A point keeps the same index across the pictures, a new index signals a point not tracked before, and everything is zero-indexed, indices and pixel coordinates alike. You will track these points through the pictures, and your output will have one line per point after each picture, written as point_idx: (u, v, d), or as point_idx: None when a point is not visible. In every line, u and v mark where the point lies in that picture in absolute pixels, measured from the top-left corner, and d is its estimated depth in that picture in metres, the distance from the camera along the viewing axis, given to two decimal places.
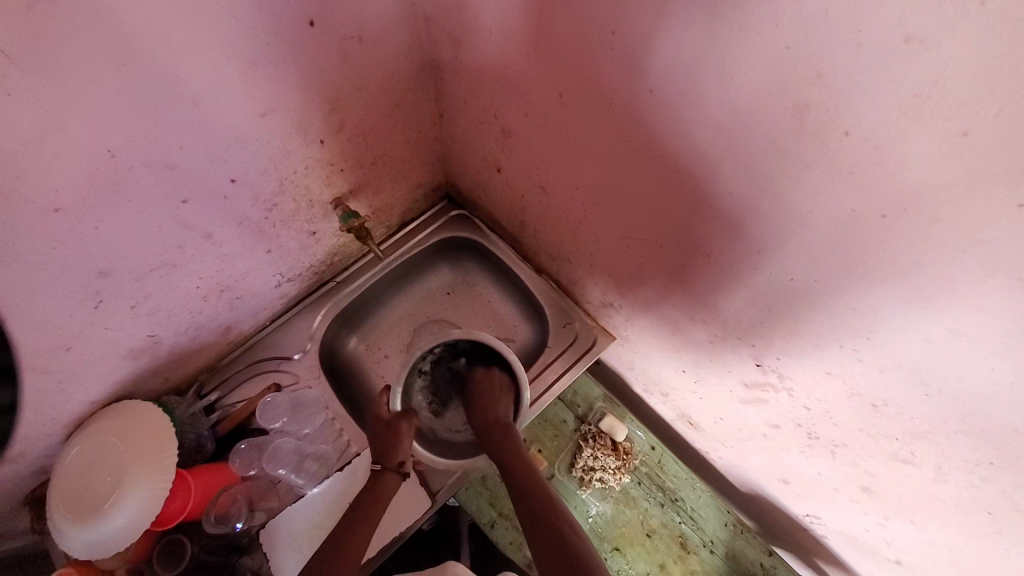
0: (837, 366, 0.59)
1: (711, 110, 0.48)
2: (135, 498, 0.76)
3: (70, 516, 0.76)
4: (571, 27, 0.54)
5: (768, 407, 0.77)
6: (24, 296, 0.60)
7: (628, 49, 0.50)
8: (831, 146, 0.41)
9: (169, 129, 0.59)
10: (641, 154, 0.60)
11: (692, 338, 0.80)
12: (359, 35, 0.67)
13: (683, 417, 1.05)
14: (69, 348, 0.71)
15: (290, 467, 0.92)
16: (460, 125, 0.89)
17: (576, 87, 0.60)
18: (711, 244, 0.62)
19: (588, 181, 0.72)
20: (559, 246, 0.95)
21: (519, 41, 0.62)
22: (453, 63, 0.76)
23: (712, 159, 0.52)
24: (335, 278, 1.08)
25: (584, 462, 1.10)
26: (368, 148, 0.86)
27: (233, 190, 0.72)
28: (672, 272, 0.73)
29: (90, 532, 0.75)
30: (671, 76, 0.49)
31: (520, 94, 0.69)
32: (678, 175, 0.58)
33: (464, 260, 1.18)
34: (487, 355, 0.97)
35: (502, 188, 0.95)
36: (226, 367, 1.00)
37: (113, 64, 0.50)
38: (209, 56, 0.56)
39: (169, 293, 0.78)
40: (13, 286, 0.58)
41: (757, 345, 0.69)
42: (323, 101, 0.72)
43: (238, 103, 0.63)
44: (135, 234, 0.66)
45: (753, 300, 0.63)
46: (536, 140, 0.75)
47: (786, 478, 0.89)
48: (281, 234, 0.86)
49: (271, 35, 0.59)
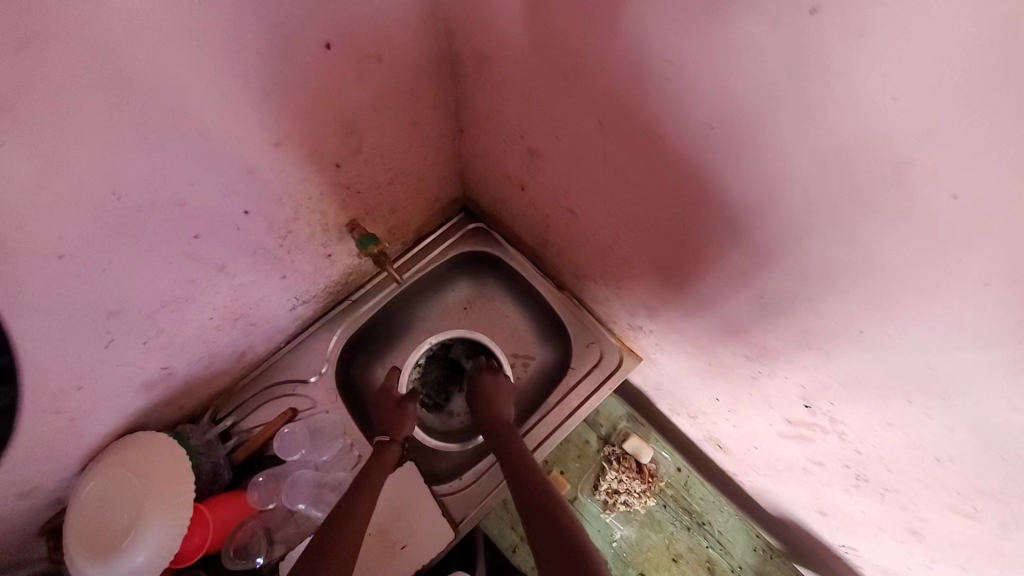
0: (899, 417, 0.55)
1: (773, 152, 0.43)
2: (161, 536, 0.74)
3: (93, 557, 0.72)
4: (614, 56, 0.49)
5: (811, 445, 0.73)
6: (31, 345, 0.57)
7: (689, 83, 0.45)
8: (920, 201, 0.36)
9: (178, 166, 0.55)
10: (686, 189, 0.56)
11: (731, 371, 0.76)
12: (378, 54, 0.63)
13: (710, 439, 1.01)
14: (80, 388, 0.68)
15: (309, 501, 0.88)
16: (481, 141, 0.84)
17: (616, 115, 0.55)
18: (761, 283, 0.57)
19: (623, 208, 0.68)
20: (585, 266, 0.90)
21: (552, 65, 0.57)
22: (478, 80, 0.71)
23: (772, 201, 0.47)
24: (350, 296, 1.04)
25: (608, 485, 1.07)
26: (385, 167, 0.82)
27: (247, 221, 0.68)
28: (710, 305, 0.69)
29: (124, 563, 0.72)
30: (728, 115, 0.44)
31: (552, 116, 0.64)
32: (728, 213, 0.53)
33: (483, 274, 1.13)
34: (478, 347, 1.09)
35: (525, 207, 0.90)
36: (242, 390, 0.97)
37: (116, 104, 0.45)
38: (220, 87, 0.52)
39: (181, 327, 0.74)
40: (19, 335, 0.55)
41: (807, 388, 0.64)
42: (338, 125, 0.68)
43: (251, 132, 0.59)
44: (145, 273, 0.62)
45: (807, 345, 0.58)
46: (567, 163, 0.70)
47: (823, 509, 0.86)
48: (295, 259, 0.83)
49: (285, 61, 0.54)
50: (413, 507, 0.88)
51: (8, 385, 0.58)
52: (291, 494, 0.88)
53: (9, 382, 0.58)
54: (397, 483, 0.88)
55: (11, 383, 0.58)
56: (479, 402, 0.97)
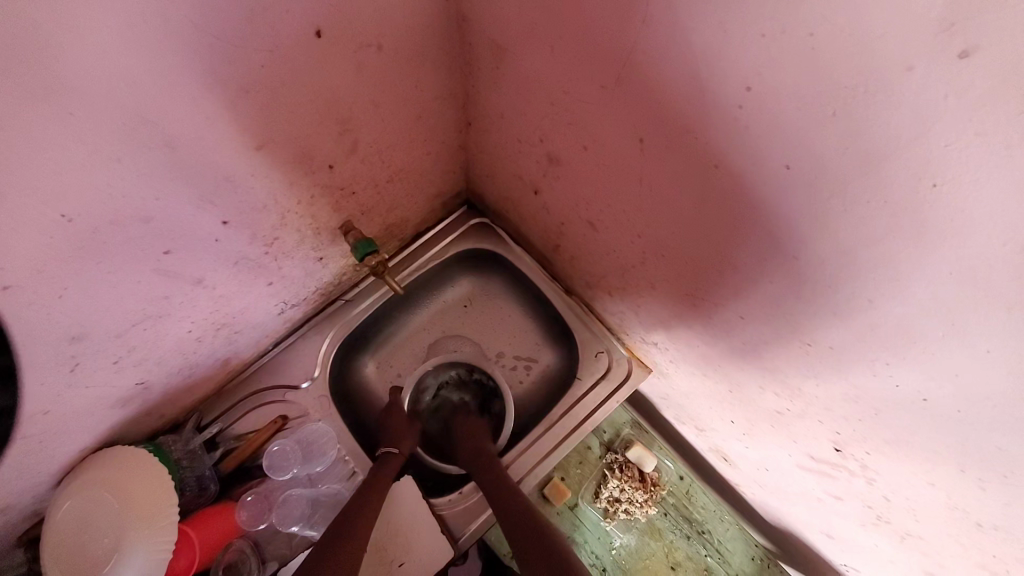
0: (945, 479, 0.51)
1: (849, 203, 0.37)
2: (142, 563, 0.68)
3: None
4: (671, 71, 0.40)
5: (834, 481, 0.70)
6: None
7: (766, 115, 0.37)
8: None
9: (141, 178, 0.47)
10: (732, 223, 0.48)
11: (755, 403, 0.71)
12: (379, 42, 0.54)
13: (716, 451, 0.97)
14: (47, 412, 0.61)
15: (302, 521, 0.83)
16: (493, 138, 0.76)
17: (662, 136, 0.47)
18: (811, 330, 0.51)
19: (655, 229, 0.60)
20: (599, 277, 0.84)
21: (589, 71, 0.48)
22: (493, 73, 0.62)
23: (840, 253, 0.41)
24: (343, 296, 0.97)
25: (609, 494, 1.04)
26: (384, 165, 0.73)
27: (226, 232, 0.61)
28: (739, 339, 0.63)
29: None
30: (803, 156, 0.37)
31: (581, 123, 0.56)
32: (788, 260, 0.46)
33: (485, 270, 1.05)
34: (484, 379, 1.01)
35: (537, 211, 0.83)
36: (227, 394, 0.90)
37: (56, 112, 0.37)
38: (188, 86, 0.43)
39: (158, 343, 0.67)
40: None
41: (841, 434, 0.60)
42: (332, 122, 0.59)
43: (228, 135, 0.50)
44: (111, 294, 0.54)
45: (854, 398, 0.53)
46: (596, 173, 0.61)
47: (831, 533, 0.83)
48: (283, 265, 0.76)
49: (266, 54, 0.46)
50: (413, 523, 0.83)
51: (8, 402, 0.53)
52: (285, 514, 0.83)
53: (10, 397, 0.53)
54: (398, 498, 0.84)
55: (11, 398, 0.54)
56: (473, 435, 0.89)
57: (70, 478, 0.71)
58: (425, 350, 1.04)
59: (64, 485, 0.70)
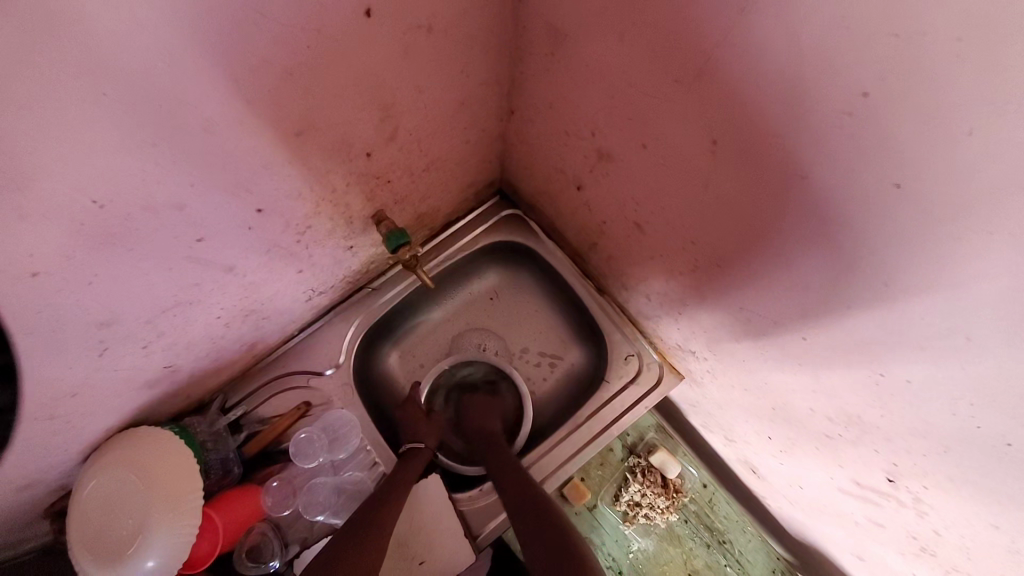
0: (1014, 525, 0.48)
1: (967, 234, 0.33)
2: (153, 567, 0.67)
3: (107, 558, 0.67)
4: (763, 66, 0.36)
5: (878, 509, 0.66)
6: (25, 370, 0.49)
7: (878, 128, 0.33)
8: None
9: (175, 163, 0.44)
10: (810, 240, 0.44)
11: (800, 423, 0.68)
12: (429, 23, 0.50)
13: (745, 462, 0.94)
14: (75, 395, 0.59)
15: (328, 511, 0.83)
16: (537, 129, 0.72)
17: (740, 139, 0.43)
18: (885, 359, 0.47)
19: (712, 237, 0.56)
20: (638, 280, 0.80)
21: (662, 62, 0.44)
22: (547, 59, 0.58)
23: (938, 281, 0.37)
24: (370, 284, 0.94)
25: (630, 497, 1.02)
26: (422, 153, 0.70)
27: (259, 220, 0.59)
28: (794, 355, 0.59)
29: (141, 559, 0.67)
30: (918, 176, 0.33)
31: (642, 117, 0.52)
32: (876, 286, 0.41)
33: (515, 263, 1.01)
34: (501, 380, 0.99)
35: (577, 207, 0.79)
36: (252, 378, 0.89)
37: (88, 92, 0.35)
38: (230, 68, 0.40)
39: (187, 328, 0.66)
40: (14, 350, 0.47)
41: (898, 466, 0.56)
42: (373, 108, 0.56)
43: (268, 119, 0.48)
44: (141, 281, 0.53)
45: (923, 433, 0.50)
46: (653, 172, 0.57)
47: (862, 555, 0.79)
48: (313, 254, 0.73)
49: (313, 35, 0.43)
50: (435, 519, 0.82)
51: (10, 397, 0.50)
52: (311, 501, 0.82)
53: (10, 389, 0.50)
54: (422, 492, 0.83)
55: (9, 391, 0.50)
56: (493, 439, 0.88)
57: (107, 451, 0.70)
58: (449, 341, 1.02)
59: (98, 458, 0.69)
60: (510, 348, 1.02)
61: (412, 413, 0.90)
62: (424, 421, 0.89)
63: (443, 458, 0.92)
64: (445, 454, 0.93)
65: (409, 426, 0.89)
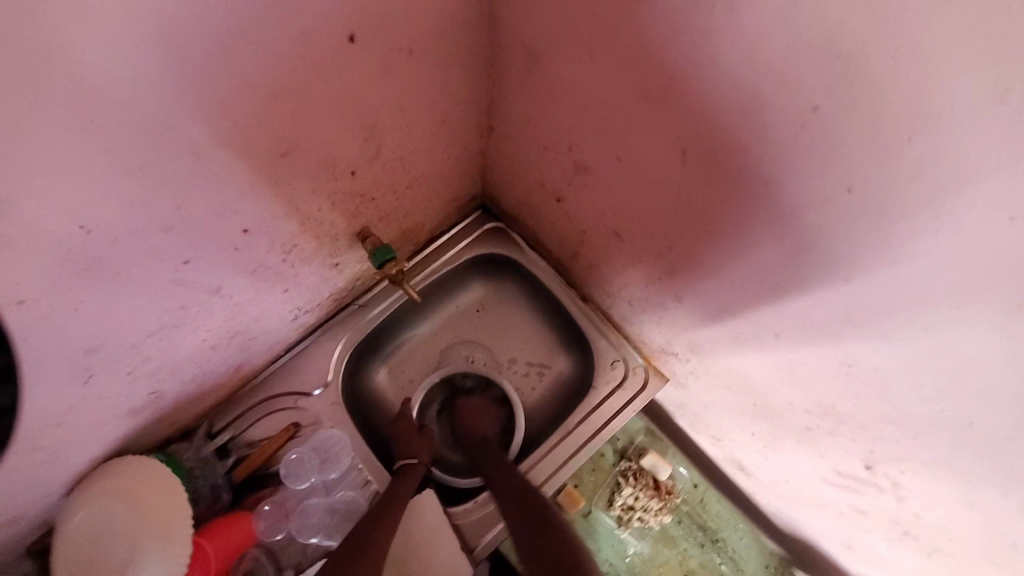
0: (984, 501, 0.50)
1: (916, 228, 0.36)
2: None
3: None
4: (722, 80, 0.39)
5: (861, 497, 0.68)
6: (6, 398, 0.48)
7: (830, 138, 0.36)
8: None
9: (163, 187, 0.45)
10: (776, 242, 0.47)
11: (781, 417, 0.70)
12: (409, 47, 0.52)
13: (732, 459, 0.96)
14: (58, 425, 0.58)
15: (322, 533, 0.82)
16: (516, 145, 0.74)
17: (707, 150, 0.46)
18: (854, 349, 0.50)
19: (689, 242, 0.59)
20: (620, 285, 0.82)
21: (630, 81, 0.47)
22: (523, 78, 0.60)
23: (893, 273, 0.40)
24: (357, 300, 0.95)
25: (624, 501, 1.03)
26: (405, 172, 0.71)
27: (246, 241, 0.59)
28: (771, 350, 0.61)
29: None
30: (867, 176, 0.36)
31: (615, 132, 0.55)
32: (838, 283, 0.44)
33: (500, 275, 1.03)
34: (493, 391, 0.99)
35: (558, 218, 0.82)
36: (239, 402, 0.88)
37: (77, 121, 0.36)
38: (216, 94, 0.42)
39: (173, 352, 0.65)
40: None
41: (874, 453, 0.59)
42: (356, 129, 0.57)
43: (254, 143, 0.49)
44: (127, 305, 0.53)
45: (894, 419, 0.52)
46: (628, 183, 0.60)
47: (850, 544, 0.82)
48: (299, 272, 0.74)
49: (297, 60, 0.44)
50: (430, 535, 0.82)
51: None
52: (303, 524, 0.82)
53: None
54: (416, 508, 0.83)
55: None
56: (487, 452, 0.88)
57: (94, 482, 0.68)
58: (437, 356, 1.02)
59: (84, 491, 0.68)
60: (498, 359, 1.03)
61: (404, 429, 0.90)
62: (417, 436, 0.89)
63: (437, 472, 0.92)
64: (439, 470, 0.93)
65: (400, 443, 0.88)
